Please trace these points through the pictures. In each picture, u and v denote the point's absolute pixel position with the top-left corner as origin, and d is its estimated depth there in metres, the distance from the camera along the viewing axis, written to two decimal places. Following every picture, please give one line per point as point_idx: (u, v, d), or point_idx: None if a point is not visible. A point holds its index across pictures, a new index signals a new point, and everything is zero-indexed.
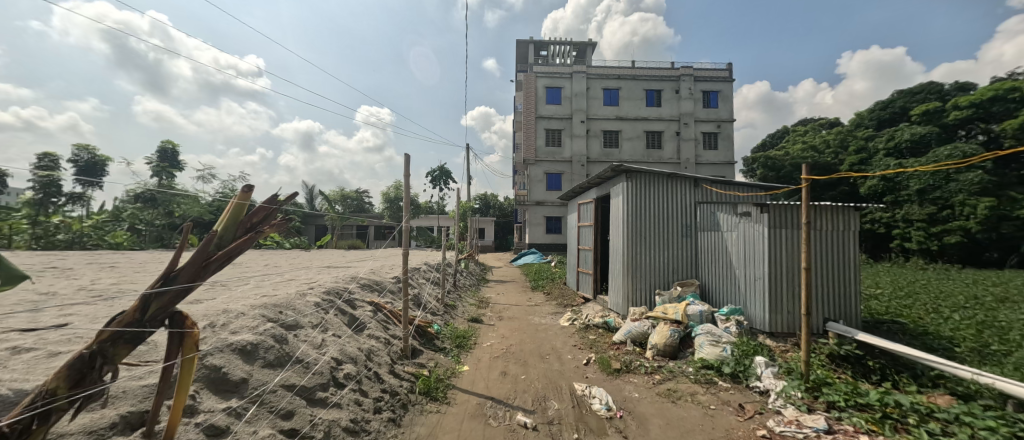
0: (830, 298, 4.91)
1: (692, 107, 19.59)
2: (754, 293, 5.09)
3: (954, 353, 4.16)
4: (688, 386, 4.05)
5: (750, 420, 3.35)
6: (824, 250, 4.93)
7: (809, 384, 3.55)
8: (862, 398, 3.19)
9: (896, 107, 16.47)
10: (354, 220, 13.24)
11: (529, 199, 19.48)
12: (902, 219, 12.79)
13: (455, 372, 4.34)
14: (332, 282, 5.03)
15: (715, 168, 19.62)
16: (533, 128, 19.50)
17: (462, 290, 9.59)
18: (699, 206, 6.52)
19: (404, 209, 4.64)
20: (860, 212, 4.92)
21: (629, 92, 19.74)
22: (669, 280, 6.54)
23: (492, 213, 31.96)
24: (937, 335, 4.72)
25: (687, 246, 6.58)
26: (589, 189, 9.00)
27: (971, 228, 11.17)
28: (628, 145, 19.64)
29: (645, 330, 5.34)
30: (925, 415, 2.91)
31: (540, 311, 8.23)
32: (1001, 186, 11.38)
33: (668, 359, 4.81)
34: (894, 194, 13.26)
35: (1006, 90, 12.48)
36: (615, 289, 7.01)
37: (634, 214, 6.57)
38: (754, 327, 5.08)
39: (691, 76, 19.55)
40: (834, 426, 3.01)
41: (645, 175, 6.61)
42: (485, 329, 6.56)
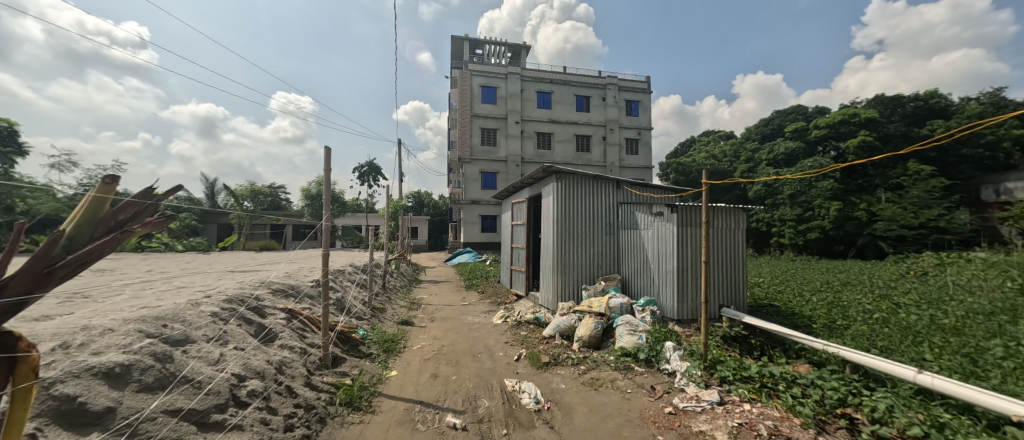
0: (725, 287, 5.66)
1: (617, 114, 21.11)
2: (665, 285, 5.65)
3: (812, 329, 5.09)
4: (609, 374, 4.37)
5: (660, 399, 3.72)
6: (720, 245, 5.67)
7: (707, 363, 4.04)
8: (746, 372, 3.73)
9: (775, 124, 19.64)
10: (268, 218, 11.92)
11: (464, 197, 19.35)
12: (779, 219, 15.24)
13: (381, 378, 4.13)
14: (236, 289, 4.44)
15: (637, 171, 21.38)
16: (468, 127, 19.37)
17: (391, 292, 9.17)
18: (619, 206, 7.05)
19: (326, 205, 4.28)
20: (747, 212, 5.74)
21: (561, 96, 20.59)
22: (594, 275, 6.98)
23: (425, 212, 31.15)
24: (800, 314, 5.74)
25: (610, 243, 7.07)
26: (522, 188, 9.22)
27: (826, 226, 13.72)
28: (560, 147, 20.48)
29: (572, 324, 5.65)
30: (791, 381, 3.50)
31: (473, 310, 8.22)
32: (847, 193, 14.15)
33: (593, 350, 5.14)
34: (773, 197, 15.77)
35: (849, 115, 15.60)
36: (546, 286, 7.29)
37: (562, 213, 6.88)
38: (665, 315, 5.64)
39: (615, 85, 21.10)
40: (725, 398, 3.47)
41: (573, 177, 6.96)
42: (416, 332, 6.34)
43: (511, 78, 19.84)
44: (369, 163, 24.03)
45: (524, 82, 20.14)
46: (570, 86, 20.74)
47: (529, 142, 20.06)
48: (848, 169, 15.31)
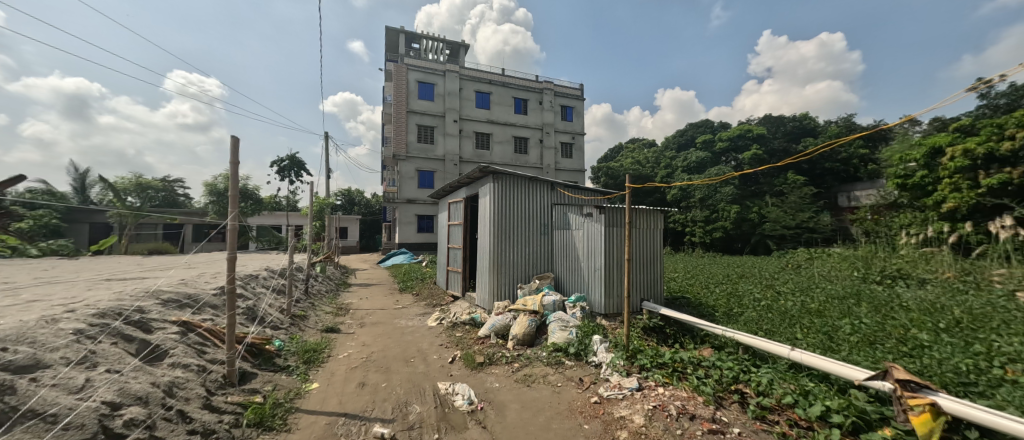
0: (645, 282, 6.18)
1: (553, 118, 21.88)
2: (594, 282, 5.99)
3: (715, 317, 5.79)
4: (541, 369, 4.52)
5: (587, 390, 3.94)
6: (641, 244, 6.18)
7: (629, 353, 4.37)
8: (661, 359, 4.12)
9: (688, 136, 22.03)
10: (160, 215, 10.21)
11: (400, 196, 18.56)
12: (691, 220, 17.02)
13: (300, 392, 3.78)
14: (113, 301, 3.75)
15: (571, 174, 22.36)
16: (404, 123, 18.62)
17: (315, 298, 8.45)
18: (553, 207, 7.32)
19: (232, 203, 3.78)
20: (664, 214, 6.32)
21: (499, 97, 20.79)
22: (529, 274, 7.16)
23: (356, 211, 29.33)
24: (706, 304, 6.50)
25: (544, 242, 7.31)
26: (458, 188, 9.13)
27: (728, 226, 15.66)
28: (498, 148, 20.65)
29: (507, 323, 5.74)
30: (696, 364, 3.95)
31: (407, 313, 7.92)
32: (743, 198, 16.37)
33: (526, 347, 5.28)
34: (686, 201, 17.62)
35: (745, 131, 18.13)
36: (482, 286, 7.31)
37: (498, 213, 6.96)
38: (594, 310, 5.98)
39: (551, 91, 21.90)
40: (643, 384, 3.80)
41: (509, 177, 7.07)
42: (342, 339, 5.93)
43: (449, 76, 19.53)
44: (291, 157, 21.86)
45: (462, 81, 19.93)
46: (509, 88, 21.05)
47: (468, 141, 19.90)
48: (745, 177, 17.70)
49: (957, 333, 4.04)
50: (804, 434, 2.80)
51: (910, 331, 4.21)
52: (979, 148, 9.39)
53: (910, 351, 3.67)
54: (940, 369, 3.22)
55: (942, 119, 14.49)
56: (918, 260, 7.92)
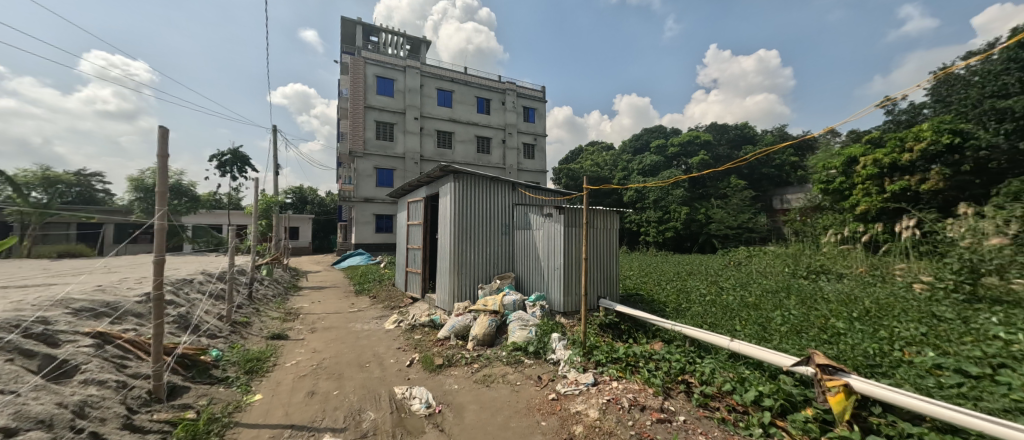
0: (602, 281, 6.40)
1: (515, 119, 22.01)
2: (554, 281, 6.11)
3: (665, 312, 6.14)
4: (501, 369, 4.54)
5: (545, 388, 4.01)
6: (598, 243, 6.39)
7: (585, 350, 4.49)
8: (615, 354, 4.29)
9: (643, 140, 23.13)
10: (74, 214, 9.03)
11: (356, 195, 17.79)
12: (645, 221, 17.83)
13: (241, 405, 3.51)
14: (9, 312, 3.26)
15: (533, 174, 22.61)
16: (361, 119, 17.86)
17: (260, 303, 7.88)
18: (514, 207, 7.37)
19: (159, 200, 3.42)
20: (619, 215, 6.57)
21: (461, 96, 20.58)
22: (490, 274, 7.15)
23: (308, 210, 27.74)
24: (658, 300, 6.86)
25: (505, 243, 7.34)
26: (418, 187, 8.92)
27: (678, 226, 16.61)
28: (460, 147, 20.43)
29: (467, 323, 5.70)
30: (647, 357, 4.16)
31: (363, 316, 7.62)
32: (692, 200, 17.46)
33: (486, 347, 5.28)
34: (641, 202, 18.49)
35: (693, 137, 19.42)
36: (442, 286, 7.21)
37: (460, 213, 6.89)
38: (553, 309, 6.09)
39: (514, 92, 22.04)
40: (598, 378, 3.93)
41: (470, 177, 7.02)
42: (291, 346, 5.58)
43: (410, 72, 19.04)
44: (233, 151, 20.21)
45: (423, 77, 19.50)
46: (471, 87, 20.91)
47: (429, 139, 19.50)
48: (693, 180, 18.89)
49: (867, 322, 4.58)
50: (740, 418, 3.04)
51: (829, 321, 4.72)
52: (885, 158, 10.71)
53: (829, 338, 4.11)
54: (853, 353, 3.63)
55: (857, 131, 16.38)
56: (838, 257, 8.89)
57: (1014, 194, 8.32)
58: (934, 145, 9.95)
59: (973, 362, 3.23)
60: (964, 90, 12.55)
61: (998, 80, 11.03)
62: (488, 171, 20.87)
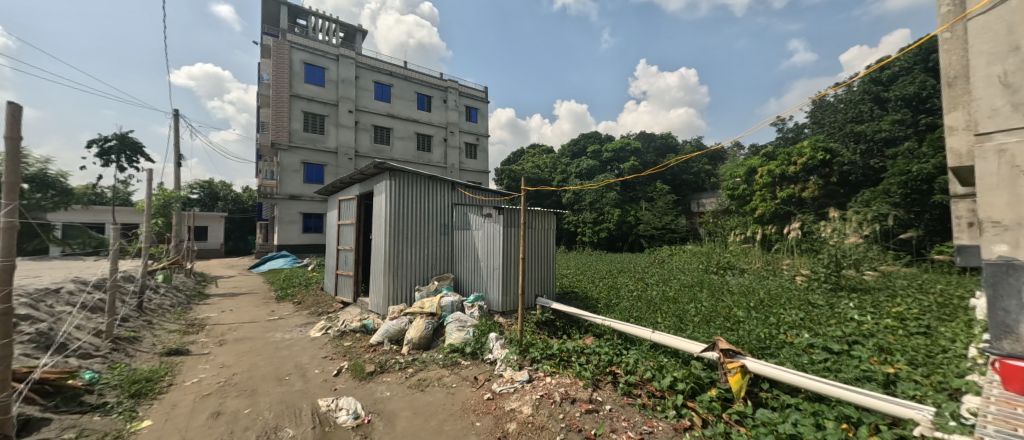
0: (539, 280, 6.57)
1: (457, 118, 21.73)
2: (492, 281, 6.13)
3: (597, 308, 6.52)
4: (436, 372, 4.44)
5: (481, 388, 4.01)
6: (535, 243, 6.55)
7: (522, 348, 4.56)
8: (550, 350, 4.43)
9: (580, 145, 24.30)
10: None
11: (279, 191, 16.18)
12: (582, 222, 18.71)
13: (122, 435, 2.99)
14: None
15: (475, 174, 22.51)
16: (286, 108, 16.29)
17: (153, 315, 6.79)
18: (454, 207, 7.26)
19: (6, 192, 2.76)
20: (556, 216, 6.81)
21: (400, 91, 19.82)
22: (428, 275, 6.96)
23: (219, 208, 24.61)
24: (591, 297, 7.24)
25: (444, 243, 7.19)
26: (350, 184, 8.41)
27: (611, 227, 17.71)
28: (399, 144, 19.62)
29: (402, 327, 5.49)
30: (579, 351, 4.36)
31: (284, 324, 6.95)
32: (624, 203, 18.73)
33: (422, 350, 5.14)
34: (578, 204, 19.42)
35: (625, 144, 20.89)
36: (376, 289, 6.85)
37: (396, 213, 6.62)
38: (491, 309, 6.10)
39: (456, 90, 21.77)
40: (533, 375, 4.03)
41: (407, 175, 6.78)
42: (193, 362, 4.90)
43: (344, 62, 17.85)
44: (120, 137, 17.18)
45: (358, 69, 18.39)
46: (411, 83, 20.22)
47: (364, 134, 18.45)
48: (624, 184, 20.27)
49: (761, 310, 5.32)
50: (657, 402, 3.31)
51: (732, 311, 5.40)
52: (776, 169, 12.49)
53: (731, 326, 4.70)
54: (749, 338, 4.17)
55: (758, 145, 18.91)
56: (741, 254, 10.18)
57: (866, 201, 10.25)
58: (812, 160, 11.83)
59: (837, 340, 3.90)
60: (833, 114, 15.15)
61: (857, 108, 13.57)
62: (428, 170, 20.32)
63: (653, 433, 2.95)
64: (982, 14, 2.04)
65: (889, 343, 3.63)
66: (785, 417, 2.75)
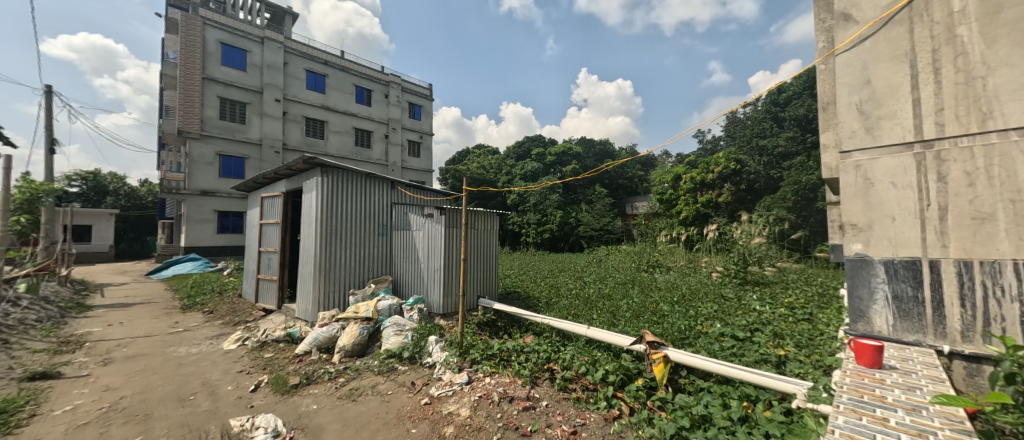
0: (481, 280, 6.55)
1: (399, 114, 20.89)
2: (433, 283, 5.98)
3: (537, 307, 6.68)
4: (370, 380, 4.20)
5: (418, 393, 3.88)
6: (477, 244, 6.51)
7: (462, 350, 4.50)
8: (490, 351, 4.44)
9: (525, 147, 24.78)
10: None
11: (188, 186, 14.21)
12: (526, 223, 19.03)
13: None
14: None
15: (418, 173, 21.84)
16: (196, 92, 14.36)
17: (10, 332, 5.57)
18: (393, 206, 6.96)
19: None
20: (499, 216, 6.85)
21: (336, 82, 18.57)
22: (364, 278, 6.58)
23: (107, 203, 20.95)
24: (532, 297, 7.39)
25: (383, 244, 6.86)
26: (275, 180, 7.68)
27: (554, 228, 18.27)
28: (334, 138, 18.32)
29: (333, 334, 5.13)
30: (518, 350, 4.43)
31: (191, 337, 6.12)
32: (565, 205, 19.46)
33: (355, 357, 4.85)
34: (522, 205, 19.77)
35: (567, 149, 21.77)
36: (304, 294, 6.33)
37: (328, 212, 6.18)
38: (432, 311, 5.95)
39: (398, 85, 20.93)
40: (472, 376, 4.00)
41: (341, 172, 6.36)
42: (66, 386, 4.12)
43: (270, 46, 16.26)
44: None
45: (287, 54, 16.85)
46: (348, 74, 19.04)
47: (294, 126, 16.93)
48: (566, 187, 21.09)
49: (682, 304, 5.85)
50: (590, 395, 3.48)
51: (658, 305, 5.86)
52: (697, 176, 13.82)
53: (657, 319, 5.10)
54: (672, 330, 4.55)
55: (683, 154, 20.84)
56: (667, 253, 11.11)
57: (768, 205, 11.79)
58: (725, 169, 13.39)
59: (742, 328, 4.41)
60: (742, 129, 17.26)
61: (761, 125, 15.63)
62: (368, 167, 19.27)
63: (586, 425, 3.08)
64: (847, 51, 2.31)
65: (782, 329, 4.19)
66: (699, 399, 3.04)
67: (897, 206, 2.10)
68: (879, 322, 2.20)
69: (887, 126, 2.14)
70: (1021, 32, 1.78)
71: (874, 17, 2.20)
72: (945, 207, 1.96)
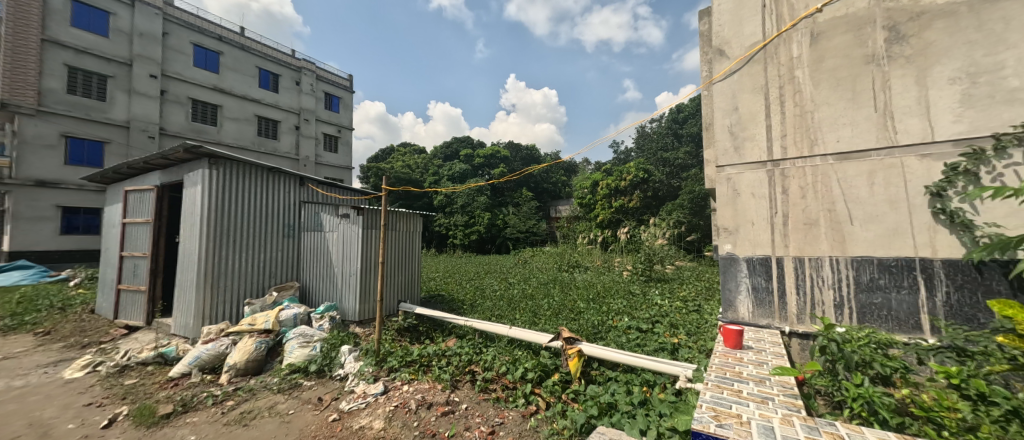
0: (401, 284, 6.26)
1: (313, 104, 19.05)
2: (348, 288, 5.54)
3: (461, 309, 6.61)
4: (267, 400, 3.73)
5: (326, 409, 3.56)
6: (398, 246, 6.21)
7: (379, 358, 4.24)
8: (409, 357, 4.25)
9: (453, 148, 24.49)
10: None
11: (16, 174, 11.11)
12: (453, 225, 18.75)
13: None
14: None
15: (334, 170, 20.15)
16: (31, 56, 11.33)
17: None
18: (301, 206, 6.30)
19: None
20: (422, 218, 6.64)
21: (233, 62, 16.24)
22: (263, 285, 5.83)
23: None
24: (456, 299, 7.29)
25: (288, 247, 6.16)
26: (146, 171, 6.41)
27: (481, 230, 18.31)
28: (231, 126, 15.98)
29: (221, 350, 4.44)
30: (440, 354, 4.32)
31: (10, 367, 4.77)
32: (493, 207, 19.63)
33: (250, 376, 4.26)
34: (450, 207, 19.46)
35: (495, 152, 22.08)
36: (184, 307, 5.37)
37: (219, 211, 5.35)
38: (346, 319, 5.51)
39: (312, 73, 19.11)
40: (388, 386, 3.78)
41: (237, 165, 5.57)
42: None
43: (144, 10, 13.58)
44: None
45: (167, 23, 14.22)
46: (250, 54, 16.80)
47: (176, 109, 14.30)
48: (493, 189, 21.30)
49: (597, 301, 6.31)
50: (510, 394, 3.54)
51: (576, 303, 6.23)
52: (613, 183, 15.05)
53: (574, 316, 5.42)
54: (586, 325, 4.87)
55: (600, 163, 22.57)
56: (586, 253, 11.89)
57: (670, 210, 13.35)
58: (636, 178, 14.85)
59: (646, 321, 4.91)
60: (649, 142, 19.37)
61: (664, 140, 17.69)
62: (274, 160, 17.20)
63: (504, 424, 3.13)
64: (721, 81, 2.72)
65: (677, 320, 4.78)
66: (607, 388, 3.29)
67: (755, 213, 2.54)
68: (741, 309, 2.61)
69: (749, 146, 2.57)
70: (835, 78, 2.29)
71: (740, 55, 2.63)
72: (786, 214, 2.43)
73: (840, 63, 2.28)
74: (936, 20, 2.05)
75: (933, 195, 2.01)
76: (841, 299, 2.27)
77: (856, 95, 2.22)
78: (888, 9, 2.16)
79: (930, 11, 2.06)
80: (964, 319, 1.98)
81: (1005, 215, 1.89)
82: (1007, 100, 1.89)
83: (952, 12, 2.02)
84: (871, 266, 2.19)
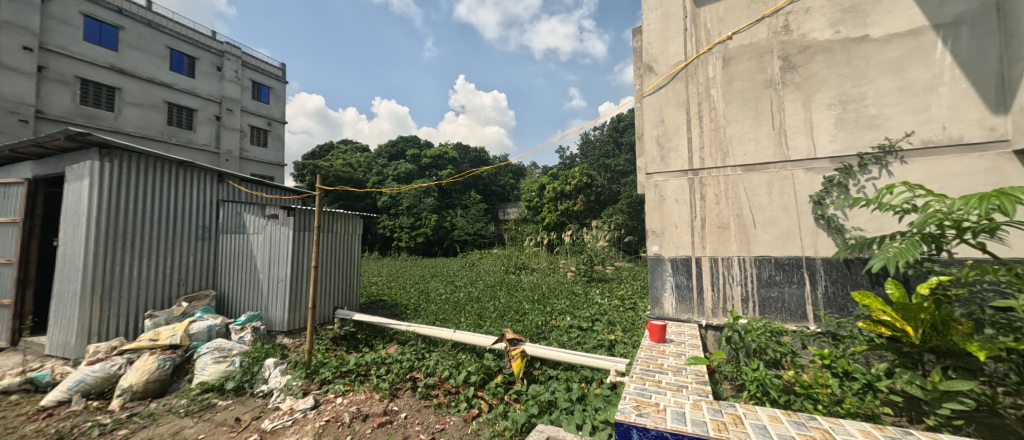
0: (338, 290, 5.88)
1: (238, 93, 17.26)
2: (276, 296, 5.08)
3: (404, 314, 6.37)
4: (171, 425, 3.28)
5: (244, 430, 3.21)
6: (334, 249, 5.83)
7: (309, 370, 3.93)
8: (345, 367, 3.99)
9: (399, 147, 23.65)
10: None
11: None
12: (398, 227, 18.06)
13: None
14: None
15: (262, 166, 18.42)
16: None
17: None
18: (220, 205, 5.66)
19: None
20: (361, 219, 6.31)
21: (137, 39, 14.15)
22: (171, 295, 5.12)
23: None
24: (399, 304, 7.02)
25: (203, 251, 5.49)
26: (14, 161, 5.34)
27: (428, 232, 17.83)
28: (133, 112, 13.88)
29: (112, 371, 3.82)
30: (379, 363, 4.12)
31: None
32: (440, 209, 19.24)
33: (150, 399, 3.72)
34: (395, 208, 18.71)
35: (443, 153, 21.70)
36: (63, 323, 4.53)
37: (113, 210, 4.60)
38: (272, 329, 5.04)
39: (238, 58, 17.34)
40: (320, 399, 3.52)
41: (138, 157, 4.84)
42: None
43: None
44: None
45: None
46: (158, 32, 14.77)
47: (59, 89, 12.09)
48: (441, 190, 20.86)
49: (543, 302, 6.44)
50: (452, 399, 3.48)
51: (521, 304, 6.32)
52: (559, 186, 15.49)
53: (519, 318, 5.48)
54: (530, 326, 4.95)
55: (547, 167, 23.18)
56: (532, 255, 12.12)
57: (611, 214, 14.08)
58: (580, 182, 15.48)
59: (586, 320, 5.12)
60: (593, 149, 20.29)
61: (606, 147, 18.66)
62: (188, 153, 15.28)
63: (444, 430, 3.06)
64: (651, 95, 2.93)
65: (614, 318, 5.04)
66: (548, 386, 3.37)
67: (678, 217, 2.77)
68: (667, 305, 2.83)
69: (673, 156, 2.80)
70: (741, 99, 2.60)
71: (667, 72, 2.86)
72: (703, 219, 2.68)
73: (746, 85, 2.59)
74: (818, 54, 2.41)
75: (815, 203, 2.36)
76: (746, 294, 2.57)
77: (758, 114, 2.54)
78: (783, 41, 2.50)
79: (814, 46, 2.42)
80: (838, 309, 2.33)
81: (867, 220, 2.26)
82: (868, 124, 2.28)
83: (830, 49, 2.39)
84: (770, 265, 2.50)
